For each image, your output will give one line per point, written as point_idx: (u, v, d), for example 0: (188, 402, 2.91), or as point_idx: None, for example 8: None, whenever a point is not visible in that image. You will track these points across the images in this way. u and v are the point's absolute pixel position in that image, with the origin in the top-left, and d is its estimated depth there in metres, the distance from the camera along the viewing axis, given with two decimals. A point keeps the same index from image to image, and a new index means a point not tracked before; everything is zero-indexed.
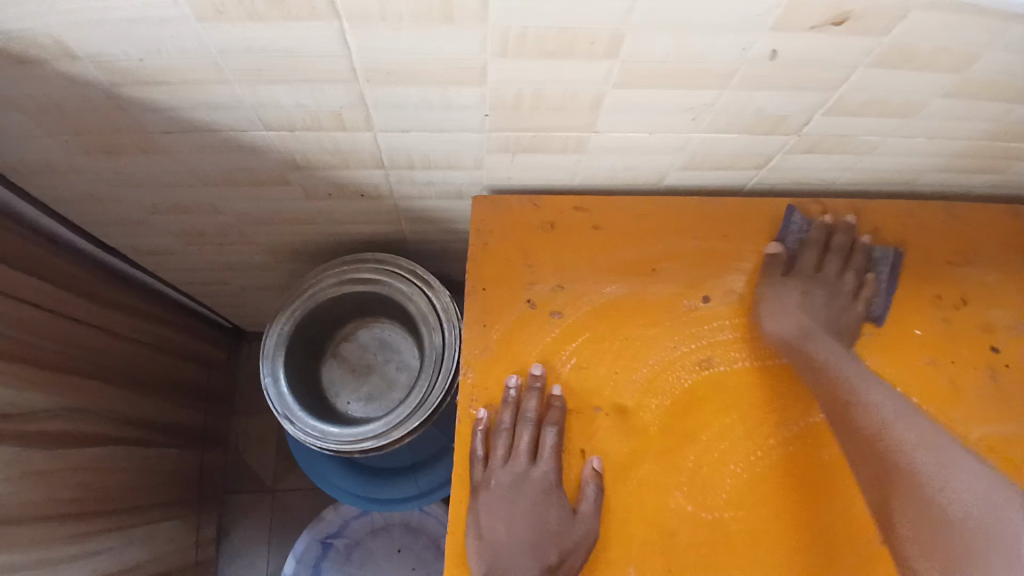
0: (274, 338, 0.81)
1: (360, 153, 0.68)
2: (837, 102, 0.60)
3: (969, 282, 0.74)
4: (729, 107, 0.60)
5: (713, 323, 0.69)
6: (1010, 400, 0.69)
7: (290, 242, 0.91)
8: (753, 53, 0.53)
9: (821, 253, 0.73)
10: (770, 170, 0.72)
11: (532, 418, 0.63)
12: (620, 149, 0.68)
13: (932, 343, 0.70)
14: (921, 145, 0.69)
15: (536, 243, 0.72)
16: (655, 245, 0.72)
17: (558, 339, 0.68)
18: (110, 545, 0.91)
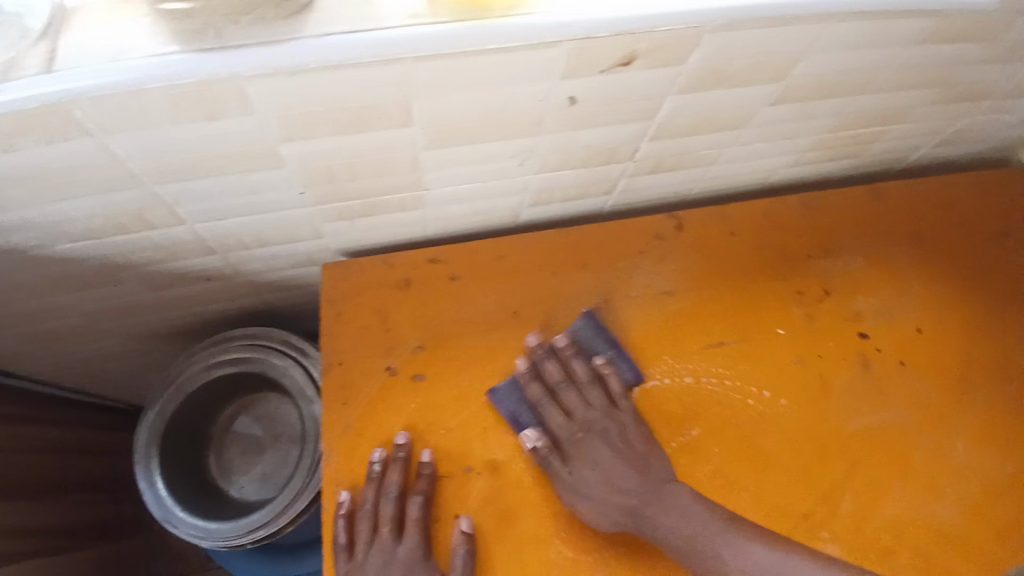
0: (143, 439, 0.76)
1: (184, 244, 0.63)
2: (660, 128, 0.59)
3: (830, 273, 0.75)
4: (554, 148, 0.58)
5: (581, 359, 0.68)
6: (879, 387, 0.70)
7: (153, 329, 0.85)
8: (554, 101, 0.50)
9: (682, 267, 0.72)
10: (620, 192, 0.71)
11: (395, 492, 0.60)
12: (461, 198, 0.65)
13: (798, 341, 0.71)
14: (764, 148, 0.69)
15: (393, 304, 0.69)
16: (515, 286, 0.70)
17: (422, 403, 0.65)
18: None
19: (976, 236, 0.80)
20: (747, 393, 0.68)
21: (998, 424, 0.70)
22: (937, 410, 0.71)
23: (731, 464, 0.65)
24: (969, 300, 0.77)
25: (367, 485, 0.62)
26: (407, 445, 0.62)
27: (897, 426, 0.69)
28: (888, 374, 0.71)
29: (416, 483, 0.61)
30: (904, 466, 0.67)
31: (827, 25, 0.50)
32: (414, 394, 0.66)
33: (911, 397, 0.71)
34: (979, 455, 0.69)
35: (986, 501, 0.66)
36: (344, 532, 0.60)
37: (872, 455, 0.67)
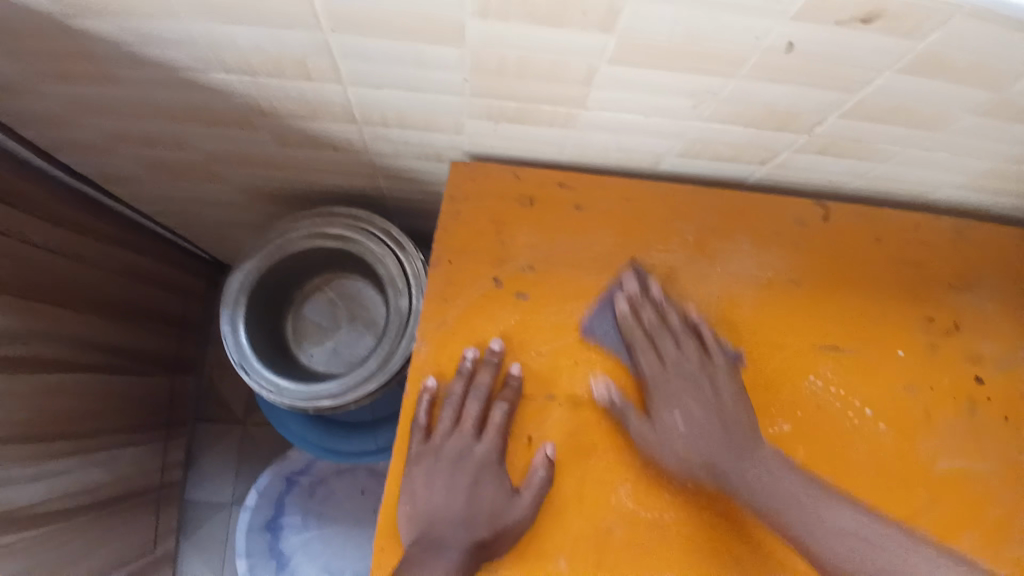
0: (235, 284, 0.78)
1: (328, 105, 0.63)
2: (855, 105, 0.54)
3: (963, 308, 0.70)
4: (736, 98, 0.54)
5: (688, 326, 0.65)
6: (981, 436, 0.67)
7: (261, 185, 0.85)
8: (769, 43, 0.46)
9: (810, 259, 0.68)
10: (773, 166, 0.66)
11: (482, 392, 0.60)
12: (613, 129, 0.62)
13: (910, 366, 0.67)
14: (941, 159, 0.63)
15: (511, 220, 0.67)
16: (634, 233, 0.67)
17: (521, 323, 0.64)
18: (70, 467, 0.92)
19: None
20: (844, 405, 0.65)
21: None
22: None
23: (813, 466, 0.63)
24: None
25: (456, 378, 0.62)
26: (500, 352, 0.62)
27: (985, 478, 0.66)
28: (993, 426, 0.68)
29: (504, 391, 0.61)
30: (978, 517, 0.65)
31: None
32: (514, 311, 0.64)
33: (1007, 451, 0.67)
34: None
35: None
36: (424, 414, 0.60)
37: (955, 499, 0.65)
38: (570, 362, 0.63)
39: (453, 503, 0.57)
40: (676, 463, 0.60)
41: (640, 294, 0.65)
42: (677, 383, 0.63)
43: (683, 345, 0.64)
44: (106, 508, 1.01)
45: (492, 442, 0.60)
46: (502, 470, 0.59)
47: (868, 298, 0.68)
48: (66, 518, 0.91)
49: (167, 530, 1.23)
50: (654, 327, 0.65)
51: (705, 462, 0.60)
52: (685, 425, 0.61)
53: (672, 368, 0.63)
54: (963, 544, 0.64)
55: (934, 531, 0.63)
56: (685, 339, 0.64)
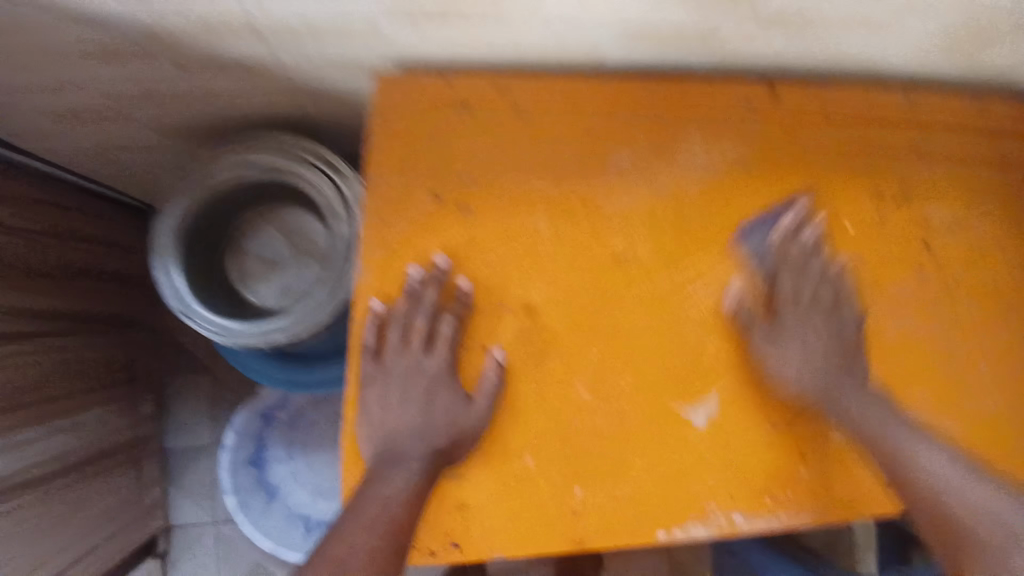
0: (166, 228, 0.74)
1: (226, 20, 0.57)
2: None
3: (910, 171, 0.68)
4: None
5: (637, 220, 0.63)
6: (935, 297, 0.65)
7: (179, 120, 0.79)
8: None
9: (756, 139, 0.66)
10: (713, 46, 0.63)
11: (428, 307, 0.59)
12: (542, 19, 0.57)
13: (856, 234, 0.66)
14: (886, 27, 0.60)
15: (446, 130, 0.63)
16: (578, 130, 0.64)
17: (467, 236, 0.62)
18: (41, 435, 0.90)
19: None
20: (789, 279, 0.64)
21: None
22: (992, 332, 0.65)
23: (760, 340, 0.63)
24: None
25: (402, 297, 0.61)
26: (446, 268, 0.61)
27: (940, 338, 0.65)
28: (947, 286, 0.66)
29: (451, 304, 0.60)
30: (927, 372, 0.64)
31: None
32: (458, 225, 0.62)
33: (953, 303, 0.66)
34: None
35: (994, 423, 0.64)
36: (373, 335, 0.61)
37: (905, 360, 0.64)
38: (520, 269, 0.62)
39: (410, 417, 0.59)
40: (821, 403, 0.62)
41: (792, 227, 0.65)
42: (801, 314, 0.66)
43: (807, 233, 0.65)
44: (86, 468, 1.02)
45: (444, 355, 0.60)
46: (455, 380, 0.60)
47: (814, 172, 0.66)
48: (46, 484, 0.91)
49: (152, 482, 1.24)
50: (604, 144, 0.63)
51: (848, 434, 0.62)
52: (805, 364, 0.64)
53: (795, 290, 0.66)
54: (916, 403, 0.63)
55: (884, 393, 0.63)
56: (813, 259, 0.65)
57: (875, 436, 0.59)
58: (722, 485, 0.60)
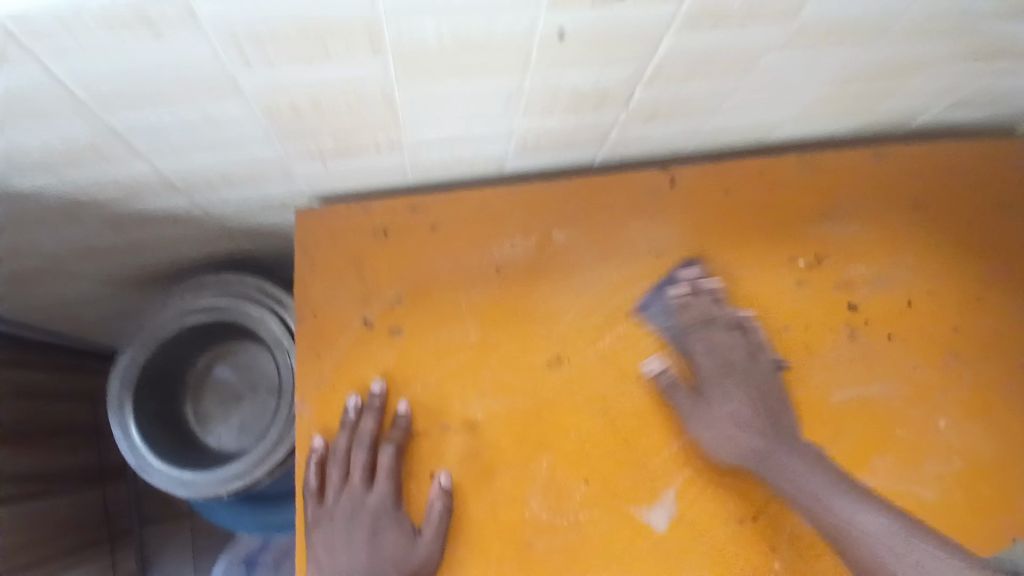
0: (116, 383, 0.74)
1: (145, 182, 0.60)
2: (656, 71, 0.54)
3: (827, 239, 0.72)
4: (542, 89, 0.53)
5: (575, 320, 0.64)
6: (869, 360, 0.70)
7: (123, 270, 0.81)
8: (541, 33, 0.46)
9: (676, 226, 0.69)
10: (613, 143, 0.67)
11: (365, 441, 0.58)
12: (443, 144, 0.60)
13: (789, 309, 0.69)
14: (768, 100, 0.64)
15: (369, 255, 0.64)
16: (497, 237, 0.66)
17: (401, 358, 0.61)
18: None
19: (986, 208, 0.78)
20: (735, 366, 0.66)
21: (986, 400, 0.71)
22: (927, 386, 0.71)
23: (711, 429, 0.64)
24: (979, 275, 0.75)
25: (340, 431, 0.59)
26: (381, 393, 0.59)
27: (883, 400, 0.69)
28: (878, 348, 0.71)
29: (390, 433, 0.59)
30: (885, 439, 0.68)
31: None
32: (390, 348, 0.61)
33: (899, 368, 0.70)
34: (966, 433, 0.70)
35: (963, 481, 0.69)
36: (314, 477, 0.58)
37: (853, 427, 0.68)
38: (458, 386, 0.61)
39: (360, 561, 0.56)
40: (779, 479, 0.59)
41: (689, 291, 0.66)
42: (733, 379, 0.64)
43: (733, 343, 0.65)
44: None
45: (386, 489, 0.58)
46: (401, 513, 0.57)
47: (735, 251, 0.70)
48: None
49: None
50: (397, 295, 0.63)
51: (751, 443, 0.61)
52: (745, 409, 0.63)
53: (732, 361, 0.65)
54: (873, 469, 0.67)
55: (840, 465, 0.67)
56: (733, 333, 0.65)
57: (805, 493, 0.57)
58: None
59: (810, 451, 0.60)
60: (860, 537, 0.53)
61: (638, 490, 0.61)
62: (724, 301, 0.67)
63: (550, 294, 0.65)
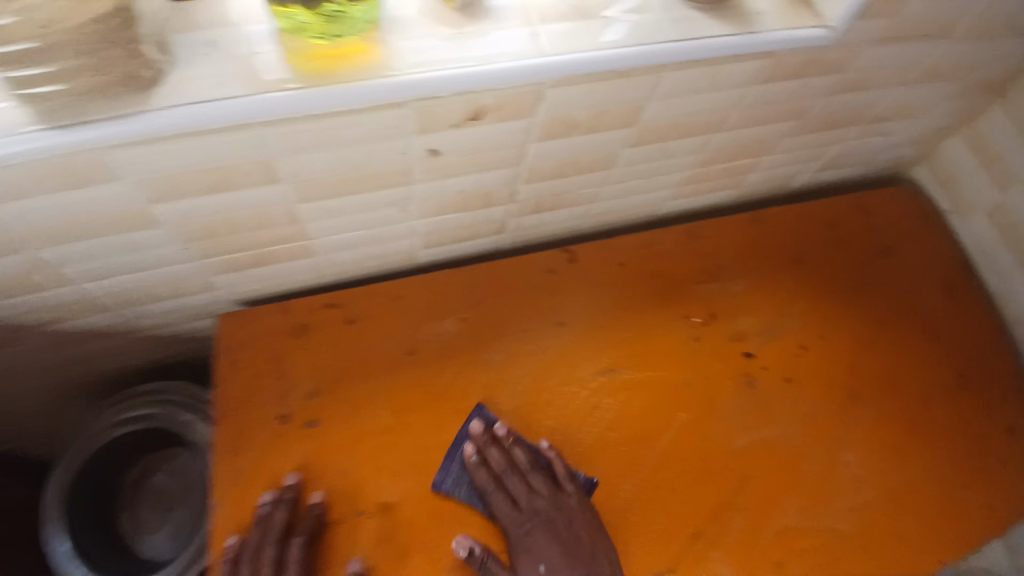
0: (43, 501, 0.74)
1: (70, 303, 0.63)
2: (529, 172, 0.63)
3: (714, 298, 0.78)
4: (431, 194, 0.61)
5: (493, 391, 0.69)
6: (768, 405, 0.73)
7: (50, 396, 0.82)
8: (415, 153, 0.54)
9: (576, 300, 0.75)
10: (511, 231, 0.74)
11: (277, 533, 0.60)
12: (352, 245, 0.66)
13: (683, 361, 0.73)
14: (640, 185, 0.73)
15: (288, 353, 0.68)
16: (411, 325, 0.70)
17: (319, 448, 0.65)
18: None
19: (863, 256, 0.85)
20: (633, 420, 0.70)
21: (885, 433, 0.74)
22: (824, 423, 0.73)
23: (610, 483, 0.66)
24: (863, 317, 0.80)
25: (252, 527, 0.61)
26: (294, 485, 0.63)
27: (785, 438, 0.71)
28: (774, 392, 0.73)
29: (301, 522, 0.61)
30: (792, 480, 0.69)
31: (675, 66, 0.55)
32: (309, 437, 0.65)
33: (798, 408, 0.73)
34: (867, 465, 0.72)
35: (873, 511, 0.69)
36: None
37: (759, 468, 0.69)
38: (374, 467, 0.64)
39: None
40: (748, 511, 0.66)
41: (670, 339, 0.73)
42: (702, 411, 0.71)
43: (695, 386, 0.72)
44: None
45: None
46: None
47: (630, 317, 0.75)
48: None
49: None
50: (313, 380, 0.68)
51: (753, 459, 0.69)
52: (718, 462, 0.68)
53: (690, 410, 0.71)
54: (785, 508, 0.68)
55: (751, 510, 0.67)
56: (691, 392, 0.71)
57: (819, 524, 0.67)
58: None
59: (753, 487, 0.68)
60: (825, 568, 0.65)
61: (551, 555, 0.62)
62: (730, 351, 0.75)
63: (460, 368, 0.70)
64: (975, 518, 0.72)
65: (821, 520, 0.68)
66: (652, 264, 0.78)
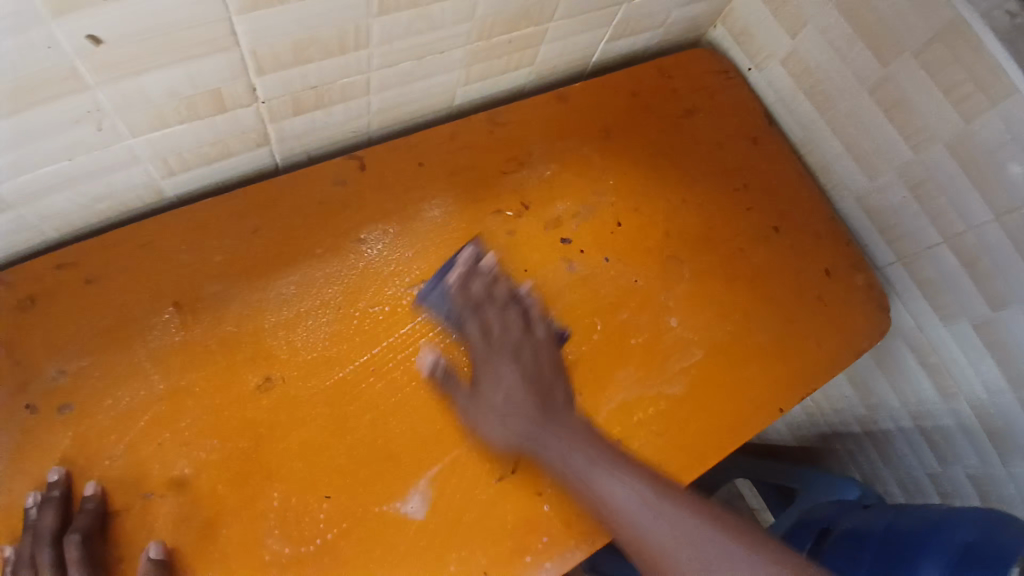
0: None
1: None
2: (256, 61, 0.51)
3: (527, 186, 0.72)
4: (125, 103, 0.48)
5: (292, 333, 0.60)
6: (591, 286, 0.70)
7: None
8: (61, 41, 0.41)
9: (376, 211, 0.66)
10: (277, 142, 0.63)
11: (49, 536, 0.50)
12: (54, 186, 0.52)
13: (501, 258, 0.68)
14: (416, 69, 0.63)
15: (14, 332, 0.55)
16: (171, 272, 0.59)
17: (79, 437, 0.53)
18: None
19: (675, 121, 0.82)
20: (456, 329, 0.64)
21: (709, 291, 0.74)
22: (649, 292, 0.72)
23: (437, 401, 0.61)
24: (681, 183, 0.79)
25: (21, 534, 0.50)
26: (62, 479, 0.52)
27: (615, 315, 0.69)
28: (597, 271, 0.71)
29: (76, 519, 0.51)
30: (625, 354, 0.68)
31: None
32: (64, 427, 0.53)
33: (621, 283, 0.71)
34: (695, 325, 0.72)
35: (705, 367, 0.70)
36: None
37: (590, 350, 0.67)
38: (158, 444, 0.54)
39: None
40: (555, 455, 0.60)
41: (470, 269, 0.65)
42: (494, 356, 0.63)
43: (492, 328, 0.64)
44: None
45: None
46: None
47: (440, 221, 0.68)
48: None
49: None
50: (55, 358, 0.55)
51: (518, 419, 0.61)
52: (501, 394, 0.62)
53: (502, 344, 0.63)
54: (621, 383, 0.66)
55: (589, 393, 0.65)
56: (506, 314, 0.65)
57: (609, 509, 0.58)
58: (476, 564, 0.55)
59: (569, 424, 0.61)
60: (631, 535, 0.57)
61: (380, 485, 0.57)
62: (498, 279, 0.66)
63: (245, 312, 0.59)
64: (797, 356, 0.74)
65: (659, 389, 0.67)
66: (456, 158, 0.70)
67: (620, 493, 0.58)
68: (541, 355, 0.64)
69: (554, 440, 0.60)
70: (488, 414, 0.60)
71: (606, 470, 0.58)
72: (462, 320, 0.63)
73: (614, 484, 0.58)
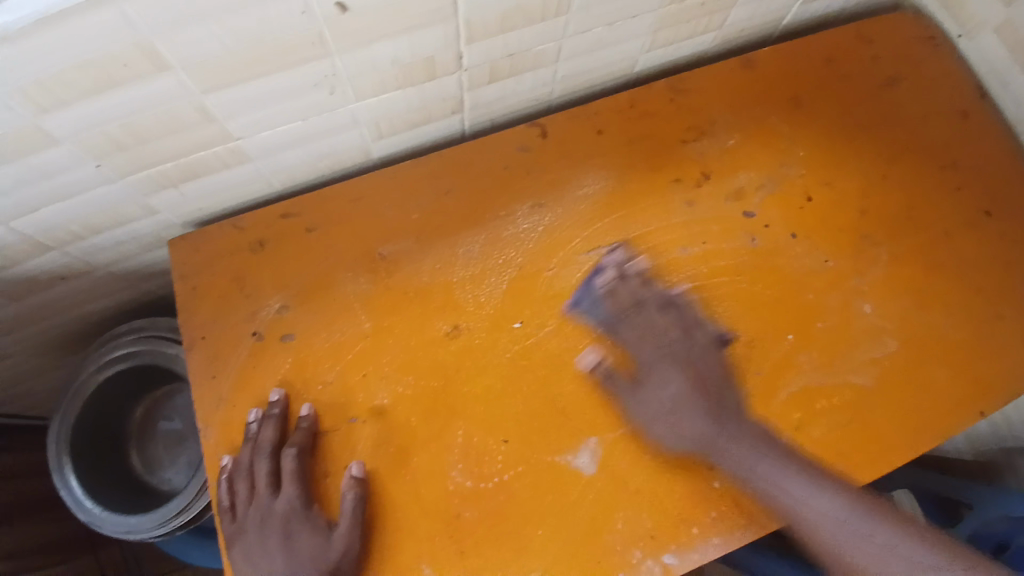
0: (53, 449, 0.74)
1: (6, 248, 0.59)
2: (468, 30, 0.54)
3: (706, 155, 0.70)
4: (358, 70, 0.53)
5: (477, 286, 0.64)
6: (772, 263, 0.67)
7: (37, 350, 0.80)
8: (320, 12, 0.46)
9: (555, 175, 0.68)
10: (470, 108, 0.66)
11: (269, 447, 0.58)
12: (290, 143, 0.60)
13: (677, 228, 0.67)
14: (607, 35, 0.63)
15: (250, 268, 0.64)
16: (375, 225, 0.65)
17: (298, 363, 0.61)
18: None
19: (875, 89, 0.75)
20: None
21: (907, 276, 0.67)
22: (839, 273, 0.67)
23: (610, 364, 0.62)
24: (879, 156, 0.72)
25: (243, 445, 0.59)
26: (280, 400, 0.59)
27: (796, 295, 0.66)
28: (778, 247, 0.67)
29: (291, 436, 0.58)
30: (806, 336, 0.64)
31: None
32: (287, 354, 0.62)
33: (805, 261, 0.67)
34: (889, 312, 0.66)
35: (898, 359, 0.64)
36: (225, 493, 0.58)
37: (768, 329, 0.64)
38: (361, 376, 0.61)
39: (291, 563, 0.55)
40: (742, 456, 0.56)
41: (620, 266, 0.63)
42: (656, 350, 0.60)
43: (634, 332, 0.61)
44: None
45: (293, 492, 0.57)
46: (315, 511, 0.57)
47: (617, 189, 0.68)
48: None
49: None
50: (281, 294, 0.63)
51: (682, 436, 0.58)
52: (668, 395, 0.59)
53: (659, 345, 0.60)
54: (800, 365, 0.63)
55: (766, 372, 0.63)
56: (665, 307, 0.62)
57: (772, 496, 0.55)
58: (642, 524, 0.57)
59: (730, 417, 0.58)
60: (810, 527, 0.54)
61: (550, 438, 0.59)
62: (650, 281, 0.63)
63: (436, 265, 0.64)
64: (1007, 356, 0.65)
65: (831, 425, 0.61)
66: (636, 125, 0.70)
67: (802, 496, 0.54)
68: (695, 353, 0.61)
69: (732, 439, 0.57)
70: (651, 403, 0.59)
71: (774, 466, 0.55)
72: (617, 323, 0.62)
73: (799, 491, 0.54)
